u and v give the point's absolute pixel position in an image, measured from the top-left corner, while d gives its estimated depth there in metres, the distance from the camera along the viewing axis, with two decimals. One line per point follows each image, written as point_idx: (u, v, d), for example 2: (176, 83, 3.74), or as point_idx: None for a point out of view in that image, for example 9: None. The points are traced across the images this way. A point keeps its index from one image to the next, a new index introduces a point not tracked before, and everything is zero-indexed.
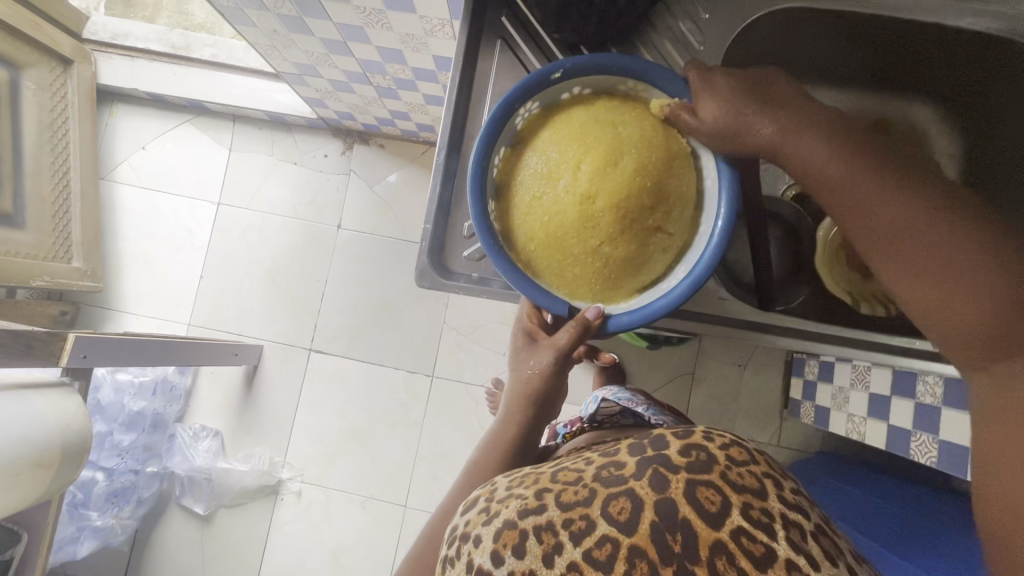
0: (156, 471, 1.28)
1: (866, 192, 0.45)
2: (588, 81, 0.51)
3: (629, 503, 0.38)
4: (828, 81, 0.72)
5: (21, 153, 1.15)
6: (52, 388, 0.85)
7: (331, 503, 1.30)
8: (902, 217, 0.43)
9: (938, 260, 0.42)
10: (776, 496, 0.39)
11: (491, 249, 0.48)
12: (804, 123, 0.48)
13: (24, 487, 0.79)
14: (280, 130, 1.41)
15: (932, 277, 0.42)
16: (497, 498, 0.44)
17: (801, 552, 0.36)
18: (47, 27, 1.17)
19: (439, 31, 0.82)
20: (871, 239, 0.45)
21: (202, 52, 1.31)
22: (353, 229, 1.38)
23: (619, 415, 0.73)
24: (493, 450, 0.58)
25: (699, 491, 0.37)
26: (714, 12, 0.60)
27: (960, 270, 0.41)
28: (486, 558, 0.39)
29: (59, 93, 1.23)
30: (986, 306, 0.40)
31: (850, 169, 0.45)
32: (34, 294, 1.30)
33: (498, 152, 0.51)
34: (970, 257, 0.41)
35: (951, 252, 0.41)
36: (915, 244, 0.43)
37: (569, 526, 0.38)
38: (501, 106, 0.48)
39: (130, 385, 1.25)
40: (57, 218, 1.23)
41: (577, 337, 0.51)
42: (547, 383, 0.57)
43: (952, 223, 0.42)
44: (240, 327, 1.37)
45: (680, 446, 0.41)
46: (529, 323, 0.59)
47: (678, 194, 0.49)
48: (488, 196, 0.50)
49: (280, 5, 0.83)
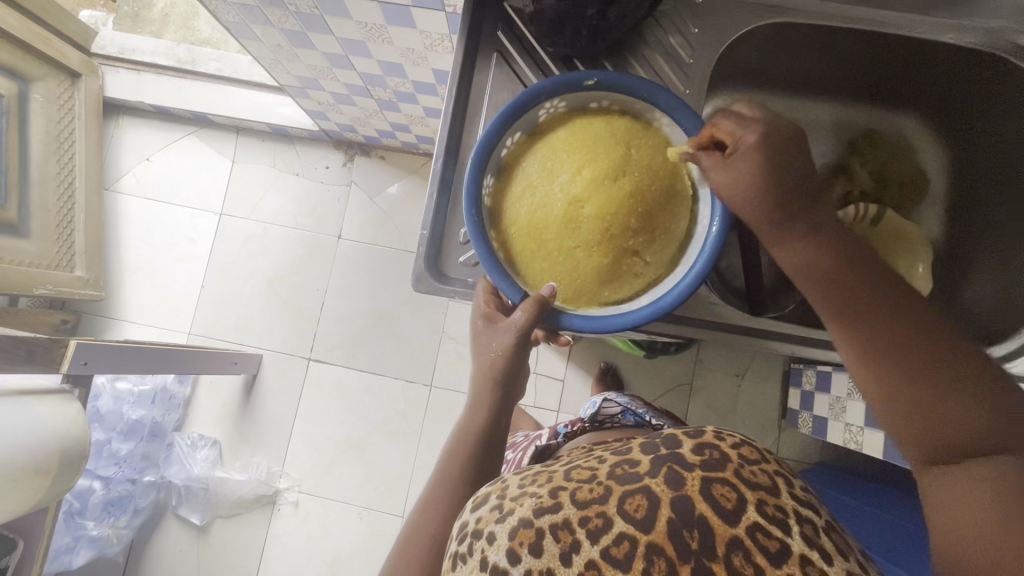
0: (153, 480, 1.28)
1: (856, 293, 0.47)
2: (616, 99, 0.52)
3: (646, 501, 0.38)
4: (820, 92, 0.76)
5: (27, 163, 1.17)
6: (52, 395, 0.86)
7: (329, 513, 1.29)
8: (883, 320, 0.46)
9: (912, 375, 0.44)
10: (788, 494, 0.40)
11: (471, 219, 0.48)
12: (810, 215, 0.48)
13: (20, 494, 0.79)
14: (282, 142, 1.43)
15: (905, 384, 0.45)
16: (511, 497, 0.43)
17: (814, 546, 0.37)
18: (56, 42, 1.20)
19: (438, 45, 0.84)
20: (852, 337, 0.47)
21: (207, 66, 1.34)
22: (353, 239, 1.39)
23: (620, 415, 0.75)
24: (465, 436, 0.59)
25: (715, 487, 0.38)
26: (702, 29, 0.61)
27: (931, 383, 0.44)
28: (502, 556, 0.39)
29: (67, 106, 1.26)
30: (951, 417, 0.43)
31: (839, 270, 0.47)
32: (35, 303, 1.31)
33: (513, 134, 0.51)
34: (935, 373, 0.44)
35: (925, 369, 0.44)
36: (891, 352, 0.45)
37: (586, 524, 0.38)
38: (532, 89, 0.49)
39: (130, 393, 1.26)
40: (61, 227, 1.24)
41: (528, 318, 0.49)
42: (508, 370, 0.57)
43: (923, 342, 0.45)
44: (240, 336, 1.37)
45: (694, 445, 0.42)
46: (487, 307, 0.56)
47: (665, 230, 0.50)
48: (489, 169, 0.51)
49: (284, 20, 0.86)
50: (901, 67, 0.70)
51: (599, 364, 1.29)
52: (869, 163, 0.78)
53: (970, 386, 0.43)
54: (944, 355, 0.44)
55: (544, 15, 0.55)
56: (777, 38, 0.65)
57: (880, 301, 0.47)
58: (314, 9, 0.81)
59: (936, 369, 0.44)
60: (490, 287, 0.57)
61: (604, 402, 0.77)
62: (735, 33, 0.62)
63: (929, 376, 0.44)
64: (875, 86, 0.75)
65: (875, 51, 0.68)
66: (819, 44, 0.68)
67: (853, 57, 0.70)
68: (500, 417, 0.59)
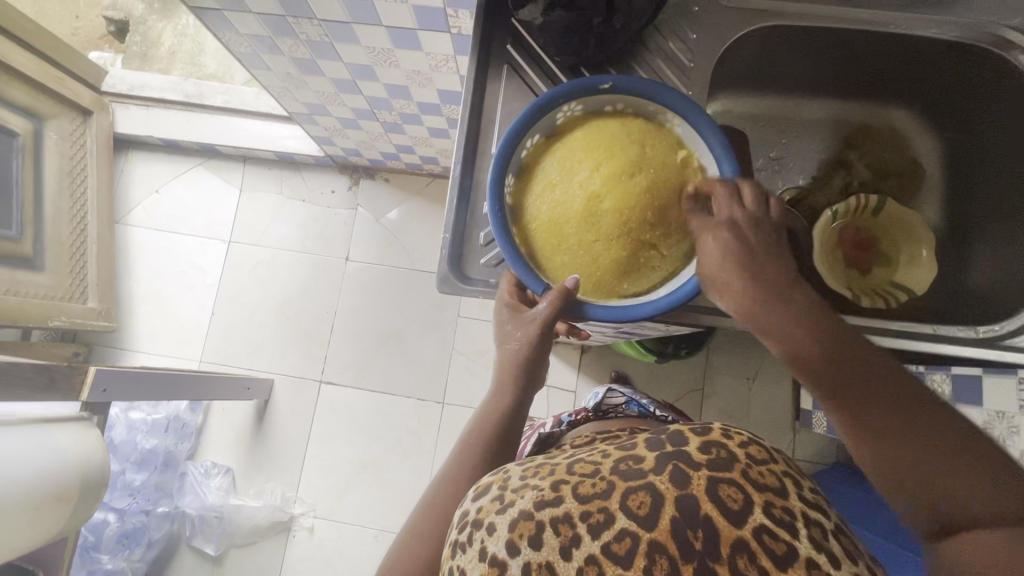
0: (167, 511, 1.26)
1: (844, 372, 0.48)
2: (630, 102, 0.54)
3: (649, 498, 0.36)
4: (814, 92, 0.80)
5: (41, 200, 1.20)
6: (72, 422, 0.86)
7: (344, 537, 1.28)
8: (872, 402, 0.46)
9: (909, 456, 0.44)
10: (796, 495, 0.38)
11: (494, 216, 0.51)
12: (786, 297, 0.50)
13: (43, 522, 0.79)
14: (289, 169, 1.46)
15: (903, 465, 0.44)
16: (512, 488, 0.41)
17: (823, 550, 0.35)
18: (69, 82, 1.24)
19: (442, 66, 0.87)
20: (845, 418, 0.47)
21: (214, 99, 1.38)
22: (361, 260, 1.41)
23: (624, 405, 0.76)
24: (487, 424, 0.58)
25: (721, 488, 0.36)
26: (700, 35, 0.65)
27: (930, 460, 0.43)
28: (501, 547, 0.37)
29: (78, 142, 1.29)
30: (956, 494, 0.42)
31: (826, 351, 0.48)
32: (47, 336, 1.32)
33: (532, 137, 0.54)
34: (936, 458, 0.43)
35: (922, 452, 0.44)
36: (887, 435, 0.45)
37: (587, 518, 0.36)
38: (550, 93, 0.52)
39: (143, 423, 1.25)
40: (74, 260, 1.26)
41: (551, 309, 0.51)
42: (530, 357, 0.59)
43: (916, 425, 0.45)
44: (251, 362, 1.38)
45: (700, 442, 0.40)
46: (510, 297, 0.58)
47: (680, 221, 0.52)
48: (510, 171, 0.53)
49: (294, 49, 0.89)
50: (889, 65, 0.74)
51: (610, 373, 1.29)
52: (865, 155, 0.80)
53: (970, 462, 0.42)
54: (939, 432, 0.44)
55: (552, 26, 0.57)
56: (771, 39, 0.69)
57: (869, 379, 0.47)
58: (324, 36, 0.84)
59: (934, 451, 0.43)
60: (513, 282, 0.59)
61: (607, 391, 0.78)
62: (731, 37, 0.66)
63: (928, 454, 0.43)
64: (867, 82, 0.78)
65: (861, 52, 0.73)
66: (807, 49, 0.72)
67: (841, 58, 0.74)
68: (518, 406, 0.59)
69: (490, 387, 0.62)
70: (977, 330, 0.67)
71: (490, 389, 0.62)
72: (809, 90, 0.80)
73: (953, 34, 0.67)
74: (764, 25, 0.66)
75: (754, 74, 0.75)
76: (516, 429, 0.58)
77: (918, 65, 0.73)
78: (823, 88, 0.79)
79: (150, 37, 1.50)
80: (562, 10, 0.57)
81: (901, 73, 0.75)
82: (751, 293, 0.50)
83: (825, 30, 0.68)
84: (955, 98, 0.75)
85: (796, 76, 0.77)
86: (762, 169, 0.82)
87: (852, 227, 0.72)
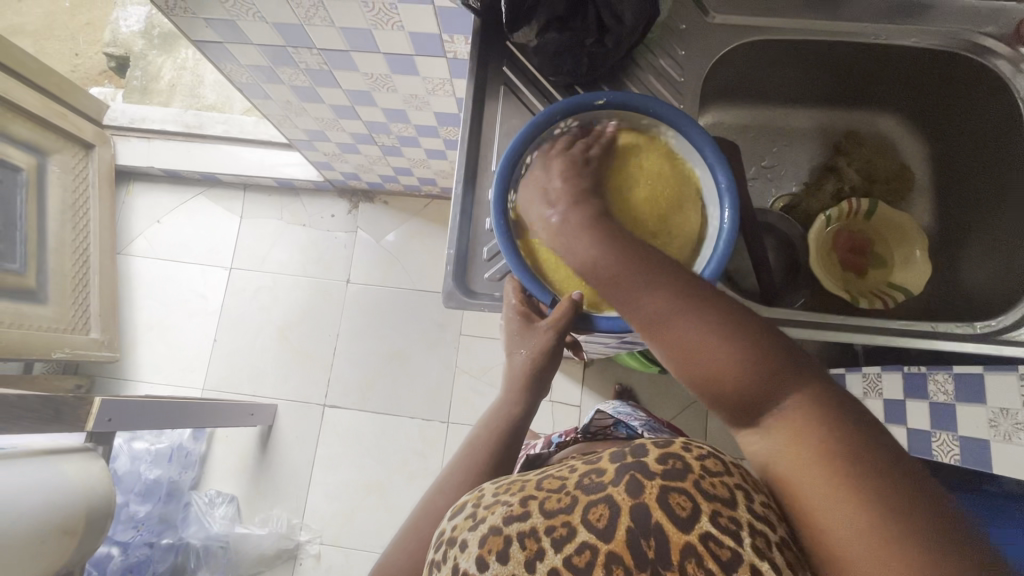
0: (171, 543, 1.20)
1: (640, 275, 0.46)
2: (625, 117, 0.56)
3: (607, 509, 0.33)
4: (800, 103, 0.83)
5: (44, 233, 1.22)
6: (75, 453, 0.86)
7: (352, 564, 1.25)
8: (663, 300, 0.44)
9: (696, 347, 0.42)
10: (747, 505, 0.34)
11: (500, 228, 0.53)
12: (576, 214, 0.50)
13: (48, 556, 0.78)
14: (289, 195, 1.48)
15: (697, 361, 0.42)
16: (485, 505, 0.37)
17: (766, 557, 0.32)
18: (73, 117, 1.27)
19: (438, 90, 0.90)
20: (645, 320, 0.45)
21: (214, 129, 1.41)
22: (362, 282, 1.42)
23: (612, 426, 0.75)
24: (492, 429, 0.58)
25: (671, 497, 0.33)
26: (690, 51, 0.67)
27: (722, 352, 0.42)
28: (471, 563, 0.33)
29: (80, 176, 1.31)
30: (747, 385, 0.41)
31: (615, 258, 0.47)
32: (49, 369, 1.32)
33: (531, 154, 0.56)
34: (719, 348, 0.42)
35: (707, 343, 0.42)
36: (675, 329, 0.43)
37: (550, 532, 0.33)
38: (548, 110, 0.55)
39: (146, 453, 1.27)
40: (77, 291, 1.27)
41: (561, 319, 0.53)
42: (538, 367, 0.59)
43: (699, 320, 0.43)
44: (253, 388, 1.37)
45: (658, 453, 0.36)
46: (520, 305, 0.58)
47: (680, 230, 0.54)
48: (511, 186, 0.55)
49: (294, 77, 0.92)
50: (871, 75, 0.77)
51: (613, 387, 1.29)
52: (855, 161, 0.81)
53: (747, 338, 0.42)
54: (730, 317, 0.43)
55: (546, 47, 0.59)
56: (758, 52, 0.71)
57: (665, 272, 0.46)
58: (322, 64, 0.87)
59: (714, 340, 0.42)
60: (519, 289, 0.59)
61: (597, 411, 0.77)
62: (719, 52, 0.68)
63: (718, 346, 0.42)
64: (850, 91, 0.81)
65: (843, 64, 0.75)
66: (793, 62, 0.75)
67: (825, 70, 0.77)
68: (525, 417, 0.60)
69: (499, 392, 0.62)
70: (974, 325, 0.66)
71: (501, 394, 0.62)
72: (796, 101, 0.83)
73: (933, 42, 0.70)
74: (749, 40, 0.69)
75: (744, 87, 0.78)
76: (518, 437, 0.59)
77: (900, 72, 0.76)
78: (810, 98, 0.82)
79: (150, 72, 1.54)
80: (555, 33, 0.59)
81: (883, 81, 0.78)
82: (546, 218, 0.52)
83: (811, 43, 0.71)
84: (937, 103, 0.78)
85: (782, 90, 0.80)
86: (754, 177, 0.84)
87: (846, 231, 0.74)
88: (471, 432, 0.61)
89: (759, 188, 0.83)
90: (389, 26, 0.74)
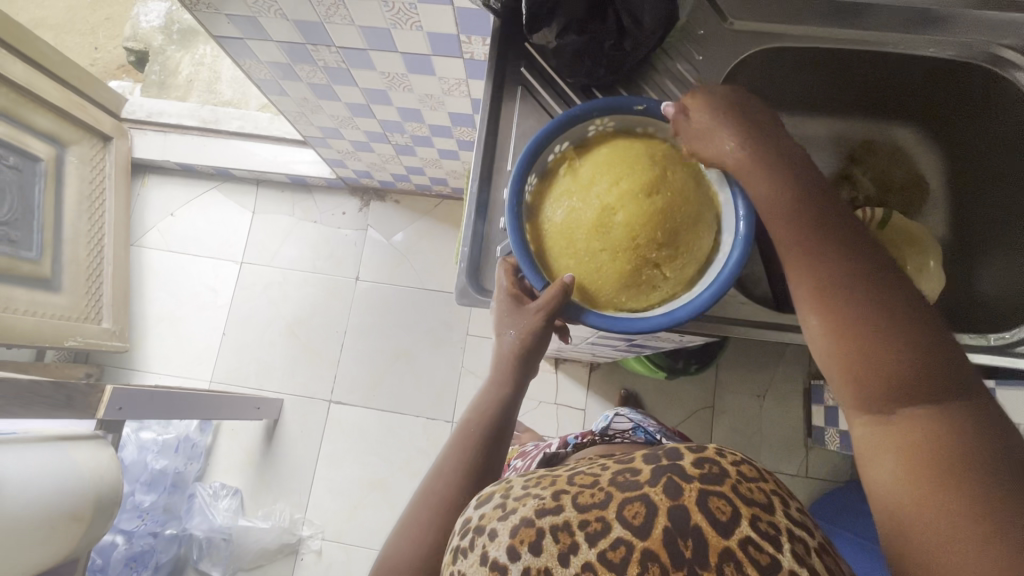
0: (175, 534, 1.23)
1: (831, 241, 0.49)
2: (659, 125, 0.56)
3: (644, 508, 0.33)
4: (815, 110, 0.83)
5: (60, 222, 1.24)
6: (87, 440, 0.87)
7: (353, 561, 1.26)
8: (845, 269, 0.47)
9: (879, 314, 0.45)
10: (783, 512, 0.34)
11: (511, 206, 0.52)
12: (778, 163, 0.50)
13: (58, 541, 0.80)
14: (301, 192, 1.50)
15: (874, 322, 0.45)
16: (514, 495, 0.37)
17: (805, 565, 0.31)
18: (91, 109, 1.29)
19: (454, 90, 0.90)
20: (828, 274, 0.48)
21: (230, 125, 1.43)
22: (370, 279, 1.43)
23: (631, 431, 0.75)
24: (483, 415, 0.60)
25: (711, 500, 0.33)
26: (706, 57, 0.67)
27: (881, 321, 0.45)
28: (502, 551, 0.34)
29: (98, 167, 1.33)
30: (903, 365, 0.44)
31: (805, 217, 0.49)
32: (61, 357, 1.34)
33: (560, 144, 0.55)
34: (903, 333, 0.44)
35: (888, 323, 0.45)
36: (861, 292, 0.46)
37: (585, 527, 0.33)
38: (588, 105, 0.54)
39: (153, 443, 1.25)
40: (90, 281, 1.28)
41: (550, 304, 0.52)
42: (527, 349, 0.59)
43: (887, 300, 0.46)
44: (260, 382, 1.38)
45: (694, 457, 0.36)
46: (512, 287, 0.58)
47: (688, 248, 0.53)
48: (532, 172, 0.54)
49: (312, 74, 0.93)
50: (889, 87, 0.78)
51: (619, 392, 1.29)
52: (868, 171, 0.84)
53: (926, 337, 0.44)
54: (896, 290, 0.46)
55: (565, 49, 0.60)
56: (774, 57, 0.71)
57: (839, 236, 0.49)
58: (340, 63, 0.88)
59: (896, 319, 0.45)
60: (511, 272, 0.58)
61: (619, 419, 0.79)
62: (737, 57, 0.68)
63: (890, 318, 0.45)
64: (868, 100, 0.81)
65: (860, 73, 0.75)
66: (811, 69, 0.75)
67: (840, 81, 0.77)
68: (514, 397, 0.62)
69: (489, 375, 0.63)
70: (989, 337, 0.66)
71: (489, 376, 0.63)
72: (812, 108, 0.82)
73: (950, 53, 0.69)
74: (766, 47, 0.69)
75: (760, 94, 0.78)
76: (507, 423, 0.61)
77: (918, 83, 0.76)
78: (826, 106, 0.82)
79: (168, 67, 1.56)
80: (575, 35, 0.59)
81: (902, 92, 0.78)
82: (740, 150, 0.51)
83: (828, 50, 0.71)
84: (954, 115, 0.78)
85: (797, 98, 0.80)
86: None
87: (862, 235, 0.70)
88: (461, 417, 0.62)
89: None
90: (408, 26, 0.75)
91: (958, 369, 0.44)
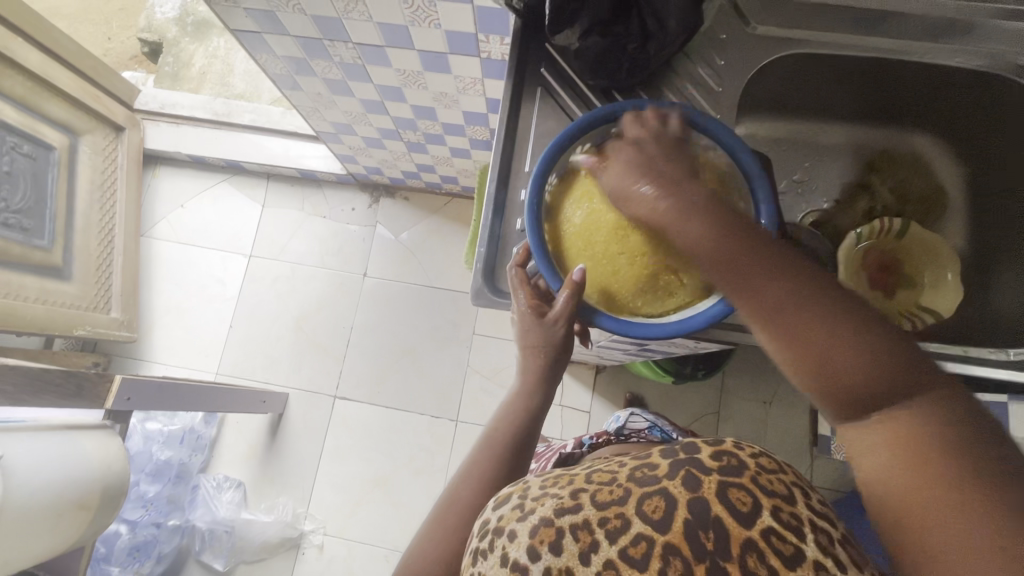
0: (177, 524, 1.23)
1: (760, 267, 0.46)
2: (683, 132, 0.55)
3: (663, 502, 0.33)
4: (836, 118, 0.82)
5: (71, 212, 1.24)
6: (96, 430, 0.87)
7: (355, 556, 1.26)
8: (782, 298, 0.44)
9: (824, 339, 0.43)
10: (804, 503, 0.34)
11: (529, 205, 0.52)
12: (688, 190, 0.48)
13: (64, 530, 0.80)
14: (312, 187, 1.49)
15: (824, 347, 0.43)
16: (532, 495, 0.37)
17: (831, 555, 0.31)
18: (105, 100, 1.30)
19: (470, 89, 0.90)
20: (767, 308, 0.45)
21: (242, 117, 1.42)
22: (378, 276, 1.43)
23: (646, 430, 0.76)
24: (511, 422, 0.62)
25: (730, 491, 0.32)
26: (727, 61, 0.67)
27: (833, 342, 0.42)
28: (523, 551, 0.33)
29: (110, 158, 1.34)
30: (866, 381, 0.42)
31: (728, 246, 0.46)
32: (69, 346, 1.35)
33: (583, 145, 0.55)
34: (856, 351, 0.42)
35: (841, 344, 0.42)
36: (802, 319, 0.44)
37: (604, 524, 0.33)
38: (606, 108, 0.53)
39: (159, 433, 1.25)
40: (100, 271, 1.29)
41: (567, 305, 0.52)
42: (552, 356, 0.60)
43: (831, 320, 0.43)
44: (266, 376, 1.38)
45: (712, 450, 0.36)
46: (531, 300, 0.57)
47: None
48: (552, 173, 0.54)
49: (327, 70, 0.93)
50: (910, 96, 0.77)
51: (624, 395, 1.28)
52: (888, 179, 0.83)
53: (880, 347, 0.42)
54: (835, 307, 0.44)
55: (588, 51, 0.60)
56: (796, 62, 0.70)
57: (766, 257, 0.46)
58: (357, 59, 0.87)
59: (844, 342, 0.42)
60: (525, 281, 0.58)
61: (632, 417, 0.79)
62: (756, 65, 0.68)
63: (841, 340, 0.42)
64: (890, 109, 0.80)
65: (883, 82, 0.75)
66: (835, 76, 0.74)
67: (862, 89, 0.77)
68: (542, 404, 0.63)
69: (514, 385, 0.64)
70: (1008, 352, 0.66)
71: (514, 386, 0.64)
72: (831, 116, 0.82)
73: (978, 63, 0.69)
74: (789, 52, 0.68)
75: (781, 100, 0.77)
76: (536, 424, 0.63)
77: (939, 93, 0.75)
78: (844, 113, 0.82)
79: (182, 58, 1.56)
80: (597, 37, 0.59)
81: (924, 102, 0.77)
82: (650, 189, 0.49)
83: (853, 58, 0.70)
84: (974, 125, 0.77)
85: (816, 104, 0.80)
86: (786, 191, 0.82)
87: (874, 251, 0.70)
88: (488, 425, 0.63)
89: (791, 201, 0.82)
90: (426, 24, 0.75)
91: (920, 366, 0.42)
